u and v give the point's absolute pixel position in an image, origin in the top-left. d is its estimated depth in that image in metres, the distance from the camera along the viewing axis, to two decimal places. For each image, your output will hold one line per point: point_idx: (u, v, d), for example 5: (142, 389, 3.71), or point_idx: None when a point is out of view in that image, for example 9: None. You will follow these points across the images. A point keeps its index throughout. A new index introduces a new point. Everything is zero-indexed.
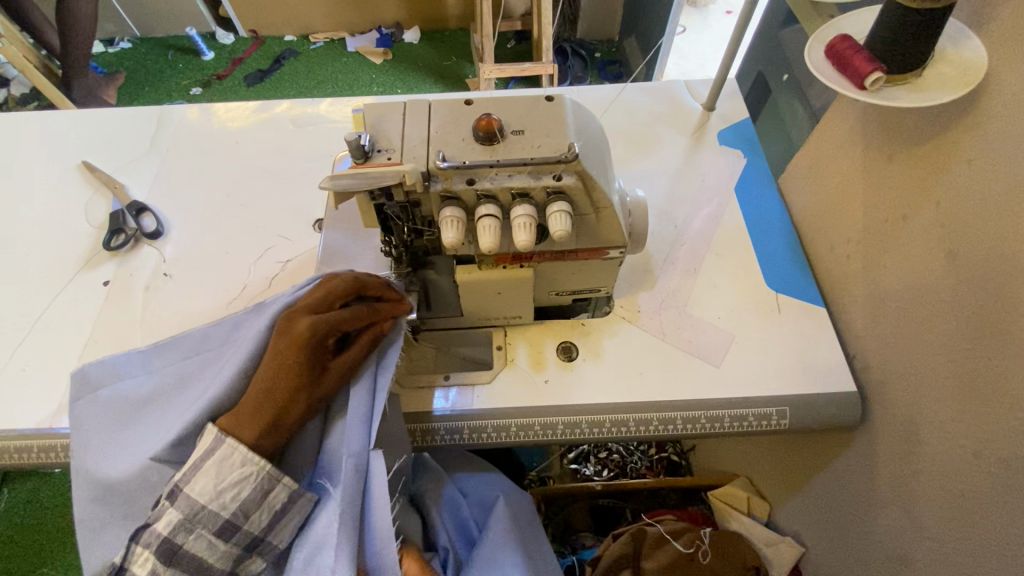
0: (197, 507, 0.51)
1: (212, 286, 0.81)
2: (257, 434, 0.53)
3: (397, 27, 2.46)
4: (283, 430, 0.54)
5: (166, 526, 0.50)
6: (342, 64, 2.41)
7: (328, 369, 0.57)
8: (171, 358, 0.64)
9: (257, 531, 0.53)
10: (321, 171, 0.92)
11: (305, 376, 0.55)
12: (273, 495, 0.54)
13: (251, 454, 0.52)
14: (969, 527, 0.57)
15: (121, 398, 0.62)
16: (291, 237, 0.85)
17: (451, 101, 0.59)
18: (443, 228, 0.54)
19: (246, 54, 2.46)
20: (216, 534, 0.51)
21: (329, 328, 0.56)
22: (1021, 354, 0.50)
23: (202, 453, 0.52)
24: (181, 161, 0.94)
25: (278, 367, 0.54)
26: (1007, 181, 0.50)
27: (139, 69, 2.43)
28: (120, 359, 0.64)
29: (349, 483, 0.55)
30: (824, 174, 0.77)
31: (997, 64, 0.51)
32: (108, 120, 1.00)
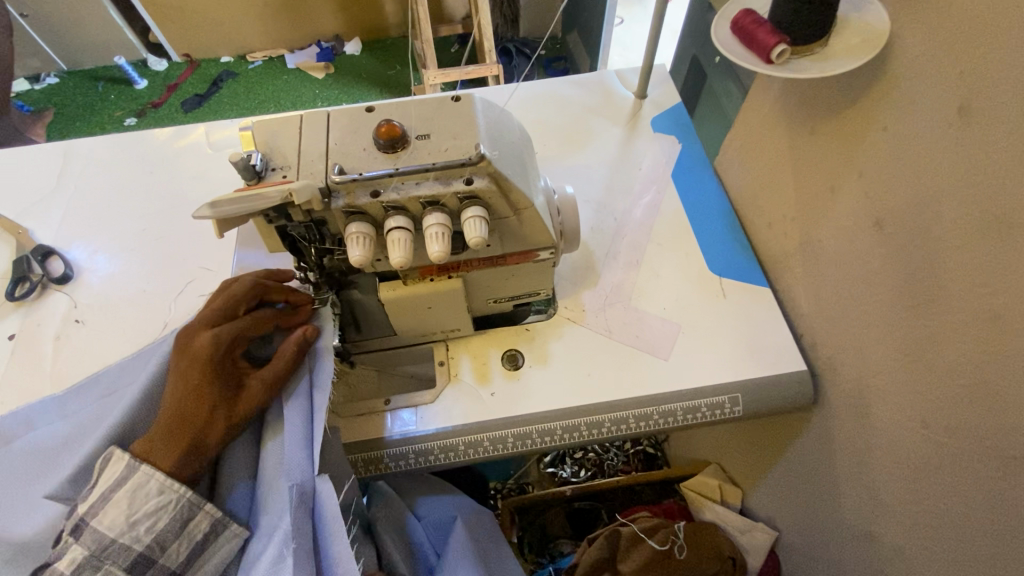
0: (106, 540, 0.46)
1: (131, 327, 0.75)
2: (172, 460, 0.49)
3: (335, 39, 2.40)
4: (201, 452, 0.50)
5: (71, 563, 0.45)
6: (281, 82, 2.34)
7: (244, 386, 0.53)
8: (89, 398, 0.58)
9: (174, 566, 0.48)
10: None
11: (213, 393, 0.51)
12: (194, 525, 0.49)
13: (169, 480, 0.48)
14: (925, 499, 0.56)
15: (33, 450, 0.56)
16: (214, 267, 0.80)
17: (351, 111, 0.55)
18: (350, 246, 0.50)
19: (179, 79, 2.37)
20: (128, 569, 0.46)
21: (228, 337, 0.53)
22: (954, 320, 0.49)
23: (111, 485, 0.47)
24: (92, 198, 0.88)
25: (183, 385, 0.51)
26: (920, 145, 0.49)
27: (67, 104, 2.32)
28: (35, 407, 0.58)
29: (295, 513, 0.50)
30: (755, 152, 0.75)
31: (899, 27, 0.50)
32: (10, 161, 0.93)
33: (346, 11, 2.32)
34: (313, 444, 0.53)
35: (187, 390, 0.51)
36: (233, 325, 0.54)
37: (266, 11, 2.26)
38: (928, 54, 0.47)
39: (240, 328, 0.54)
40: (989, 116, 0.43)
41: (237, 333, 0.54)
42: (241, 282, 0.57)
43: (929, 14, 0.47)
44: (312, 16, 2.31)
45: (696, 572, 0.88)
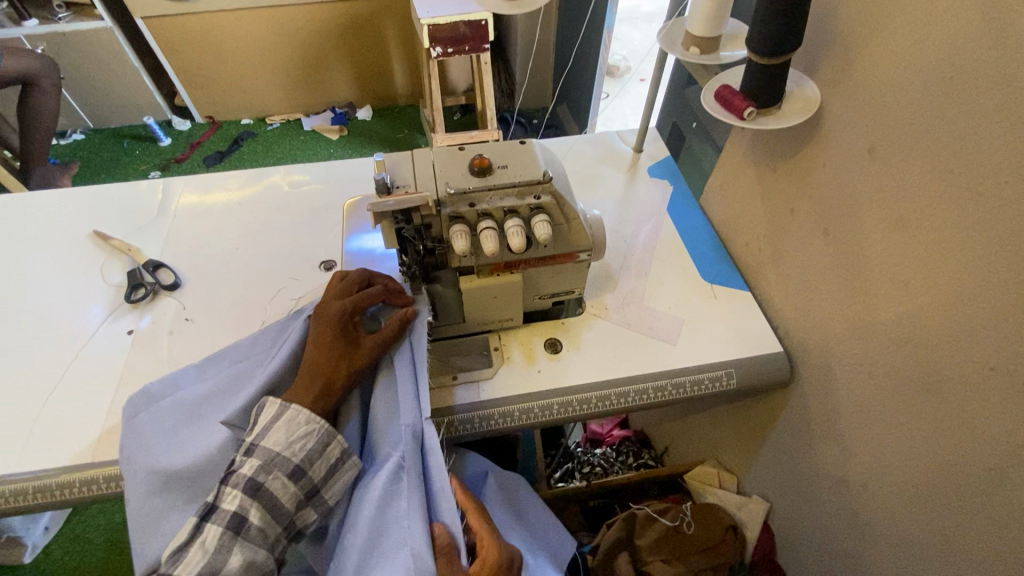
0: (274, 452, 0.59)
1: (233, 323, 0.90)
2: (312, 397, 0.64)
3: (351, 106, 2.68)
4: (332, 393, 0.65)
5: (248, 469, 0.58)
6: (301, 142, 2.58)
7: (361, 345, 0.69)
8: (222, 366, 0.77)
9: (316, 479, 0.62)
10: (320, 221, 1.05)
11: (341, 349, 0.67)
12: (331, 448, 0.64)
13: (313, 415, 0.63)
14: (878, 435, 0.74)
15: (180, 402, 0.74)
16: (300, 278, 0.96)
17: (447, 148, 0.75)
18: (453, 240, 0.69)
19: (204, 137, 2.59)
20: (289, 476, 0.60)
21: (350, 307, 0.70)
22: (881, 292, 0.70)
23: (270, 418, 0.61)
24: (189, 224, 1.05)
25: (318, 343, 0.67)
26: (847, 173, 0.72)
27: (96, 158, 2.50)
28: (177, 374, 0.77)
29: (410, 446, 0.66)
30: (732, 189, 0.99)
31: (827, 97, 0.74)
32: (114, 193, 1.10)
33: (363, 83, 2.62)
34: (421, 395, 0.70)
35: (322, 346, 0.67)
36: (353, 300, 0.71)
37: (291, 80, 2.54)
38: (846, 114, 0.71)
39: (358, 301, 0.71)
40: (886, 152, 0.66)
41: (356, 305, 0.71)
42: (355, 273, 0.75)
43: (844, 89, 0.71)
44: (331, 86, 2.60)
45: (704, 542, 1.02)
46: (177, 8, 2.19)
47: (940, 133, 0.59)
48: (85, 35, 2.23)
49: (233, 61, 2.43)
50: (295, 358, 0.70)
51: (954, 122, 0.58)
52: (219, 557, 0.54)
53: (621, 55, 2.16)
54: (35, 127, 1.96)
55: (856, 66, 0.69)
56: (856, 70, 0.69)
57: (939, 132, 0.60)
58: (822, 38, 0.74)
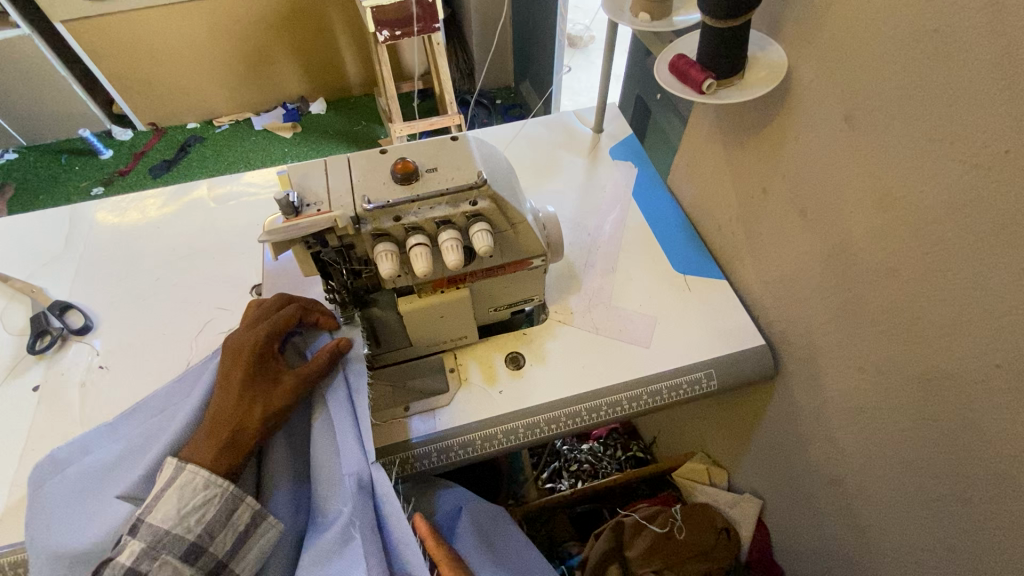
0: (160, 532, 0.50)
1: (154, 366, 0.80)
2: (214, 452, 0.54)
3: (302, 100, 2.52)
4: (238, 445, 0.55)
5: (127, 556, 0.49)
6: (251, 143, 2.42)
7: (280, 381, 0.59)
8: (139, 422, 0.66)
9: (221, 554, 0.53)
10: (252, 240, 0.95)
11: (253, 388, 0.57)
12: (238, 515, 0.54)
13: (214, 476, 0.53)
14: (874, 434, 0.67)
15: (91, 468, 0.63)
16: (229, 307, 0.86)
17: (367, 153, 0.65)
18: (379, 262, 0.59)
19: (147, 146, 2.42)
20: (181, 558, 0.51)
21: (264, 338, 0.60)
22: (870, 279, 0.62)
23: (162, 484, 0.52)
24: (102, 255, 0.94)
25: (225, 384, 0.57)
26: (822, 148, 0.64)
27: (31, 178, 2.32)
28: (88, 435, 0.66)
29: (358, 498, 0.58)
30: (699, 168, 0.90)
31: (795, 61, 0.65)
32: (17, 226, 0.98)
33: (312, 74, 2.46)
34: (364, 437, 0.61)
35: (229, 388, 0.57)
36: (269, 328, 0.61)
37: (233, 78, 2.37)
38: (818, 79, 0.62)
39: (275, 329, 0.61)
40: (866, 120, 0.57)
41: (273, 335, 0.61)
42: (274, 298, 0.66)
43: (814, 51, 0.62)
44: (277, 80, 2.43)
45: (696, 548, 0.97)
46: (96, 9, 2.00)
47: (927, 96, 0.51)
48: None
49: (166, 62, 2.25)
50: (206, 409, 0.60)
51: (942, 83, 0.49)
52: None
53: (581, 24, 2.03)
54: None
55: (826, 24, 0.59)
56: (826, 28, 0.60)
57: (926, 96, 0.51)
58: None
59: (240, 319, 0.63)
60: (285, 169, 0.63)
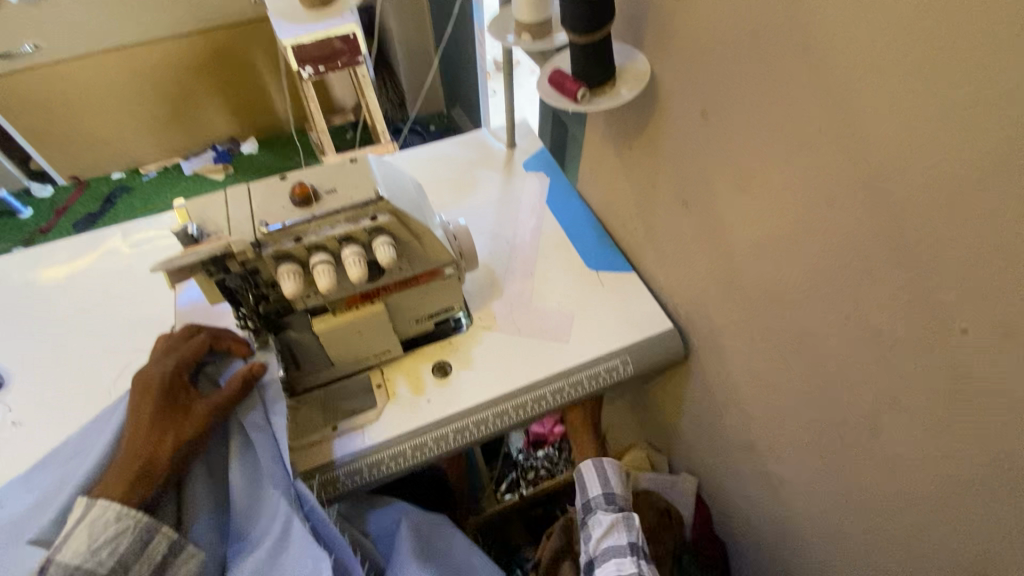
0: (71, 568, 0.51)
1: (70, 416, 0.78)
2: (125, 486, 0.54)
3: (232, 142, 2.50)
4: (151, 476, 0.55)
5: None
6: (181, 188, 2.37)
7: (192, 409, 0.60)
8: (49, 471, 0.64)
9: None
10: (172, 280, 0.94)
11: (163, 418, 0.57)
12: (154, 545, 0.55)
13: (126, 508, 0.53)
14: (770, 396, 0.74)
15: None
16: (149, 348, 0.85)
17: (268, 181, 0.67)
18: (283, 283, 0.61)
19: (70, 201, 2.33)
20: None
21: (174, 368, 0.61)
22: (744, 255, 0.69)
23: (73, 522, 0.52)
24: (10, 310, 0.91)
25: (135, 417, 0.57)
26: (690, 142, 0.71)
27: None
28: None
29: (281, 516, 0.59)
30: (601, 172, 0.97)
31: (657, 68, 0.72)
32: None
33: (240, 115, 2.45)
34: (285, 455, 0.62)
35: (138, 420, 0.57)
36: (178, 359, 0.62)
37: (156, 125, 2.33)
38: (677, 82, 0.70)
39: (185, 359, 0.62)
40: (718, 114, 0.65)
41: (183, 365, 0.61)
42: (184, 329, 0.66)
43: (670, 58, 0.69)
44: (204, 124, 2.40)
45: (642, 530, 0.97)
46: None
47: (756, 89, 0.58)
48: None
49: (82, 114, 2.20)
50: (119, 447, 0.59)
51: (764, 77, 0.57)
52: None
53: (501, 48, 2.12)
54: None
55: (675, 33, 0.67)
56: (675, 37, 0.67)
57: (755, 89, 0.58)
58: (643, 8, 0.72)
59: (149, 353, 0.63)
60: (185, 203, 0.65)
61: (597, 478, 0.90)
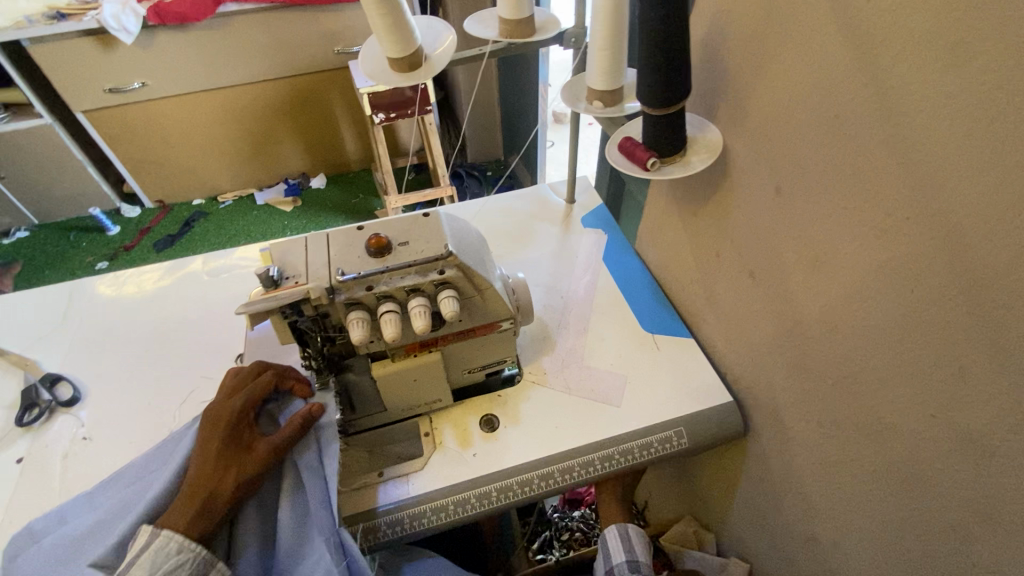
0: None
1: (137, 435, 0.82)
2: (188, 519, 0.56)
3: (303, 176, 2.67)
4: (211, 511, 0.57)
5: None
6: (252, 217, 2.54)
7: (254, 447, 0.62)
8: (113, 492, 0.67)
9: None
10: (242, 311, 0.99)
11: (228, 455, 0.59)
12: None
13: (187, 541, 0.55)
14: (841, 489, 0.68)
15: (63, 538, 0.64)
16: (214, 375, 0.89)
17: (345, 229, 0.71)
18: (351, 329, 0.63)
19: (153, 222, 2.53)
20: None
21: (241, 405, 0.63)
22: (818, 335, 0.65)
23: (136, 551, 0.54)
24: (97, 327, 0.98)
25: (201, 451, 0.60)
26: (761, 215, 0.70)
27: (38, 254, 2.41)
28: (65, 506, 0.68)
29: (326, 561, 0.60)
30: (662, 234, 0.96)
31: (731, 140, 0.72)
32: (19, 302, 1.03)
33: (313, 152, 2.62)
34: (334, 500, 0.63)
35: (204, 454, 0.59)
36: (246, 395, 0.64)
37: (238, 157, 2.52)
38: (751, 155, 0.69)
39: (252, 396, 0.64)
40: (795, 191, 0.63)
41: (249, 401, 0.64)
42: (252, 364, 0.69)
43: (745, 132, 0.69)
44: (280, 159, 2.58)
45: None
46: (115, 99, 2.17)
47: (839, 171, 0.57)
48: (20, 134, 2.19)
49: (175, 145, 2.41)
50: (181, 477, 0.61)
51: (849, 161, 0.55)
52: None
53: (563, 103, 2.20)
54: None
55: (752, 109, 0.67)
56: (752, 112, 0.67)
57: (838, 171, 0.57)
58: (718, 82, 0.73)
59: (218, 387, 0.66)
60: (268, 246, 0.69)
61: (619, 543, 0.86)
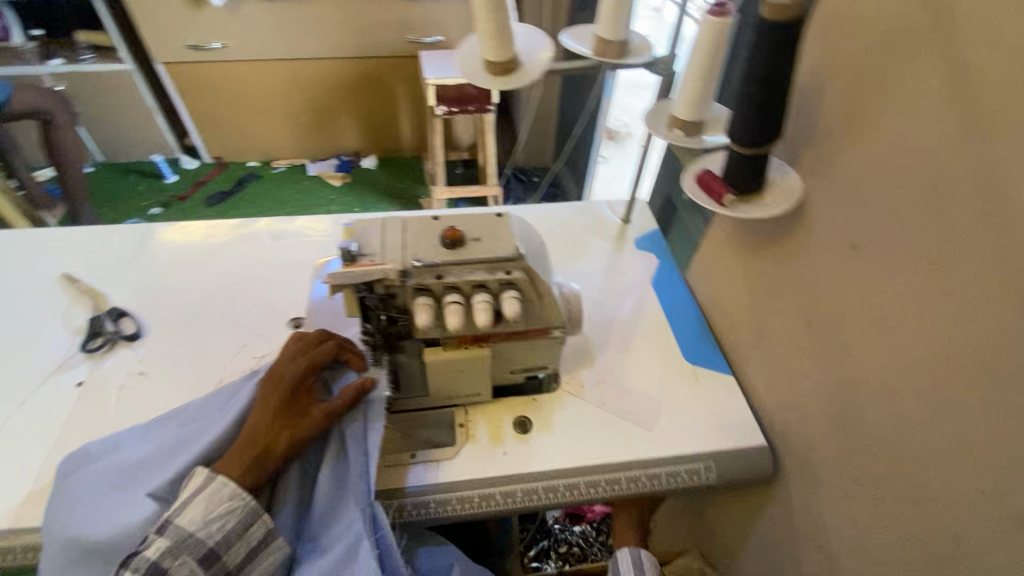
0: (185, 534, 0.54)
1: (189, 378, 0.86)
2: (243, 468, 0.59)
3: (356, 154, 2.73)
4: (266, 464, 0.60)
5: (153, 552, 0.53)
6: (303, 186, 2.61)
7: (310, 411, 0.65)
8: (167, 429, 0.71)
9: (231, 566, 0.56)
10: (296, 277, 1.03)
11: (287, 414, 0.63)
12: (253, 529, 0.58)
13: (240, 489, 0.58)
14: (868, 552, 0.68)
15: (118, 464, 0.68)
16: (266, 334, 0.93)
17: (421, 216, 0.73)
18: (416, 312, 0.66)
19: (209, 177, 2.62)
20: (198, 562, 0.54)
21: (302, 369, 0.66)
22: (871, 394, 0.65)
23: (193, 490, 0.57)
24: (162, 271, 1.03)
25: (263, 406, 0.63)
26: (830, 265, 0.70)
27: (98, 191, 2.52)
28: (121, 435, 0.72)
29: (360, 529, 0.62)
30: (717, 269, 0.97)
31: (810, 187, 0.73)
32: (95, 235, 1.08)
33: (369, 133, 2.68)
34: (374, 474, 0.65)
35: (265, 410, 0.62)
36: (308, 360, 0.67)
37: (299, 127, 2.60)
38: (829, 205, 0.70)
39: (314, 362, 0.67)
40: (872, 248, 0.63)
41: (310, 367, 0.67)
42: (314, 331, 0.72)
43: (827, 182, 0.70)
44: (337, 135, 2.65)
45: None
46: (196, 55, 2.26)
47: (924, 236, 0.57)
48: (102, 75, 2.29)
49: (243, 107, 2.49)
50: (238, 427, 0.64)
51: (937, 228, 0.55)
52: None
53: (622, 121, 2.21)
54: None
55: (839, 160, 0.68)
56: (838, 164, 0.68)
57: (923, 236, 0.57)
58: (806, 129, 0.74)
59: (282, 348, 0.69)
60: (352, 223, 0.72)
61: (630, 564, 0.86)
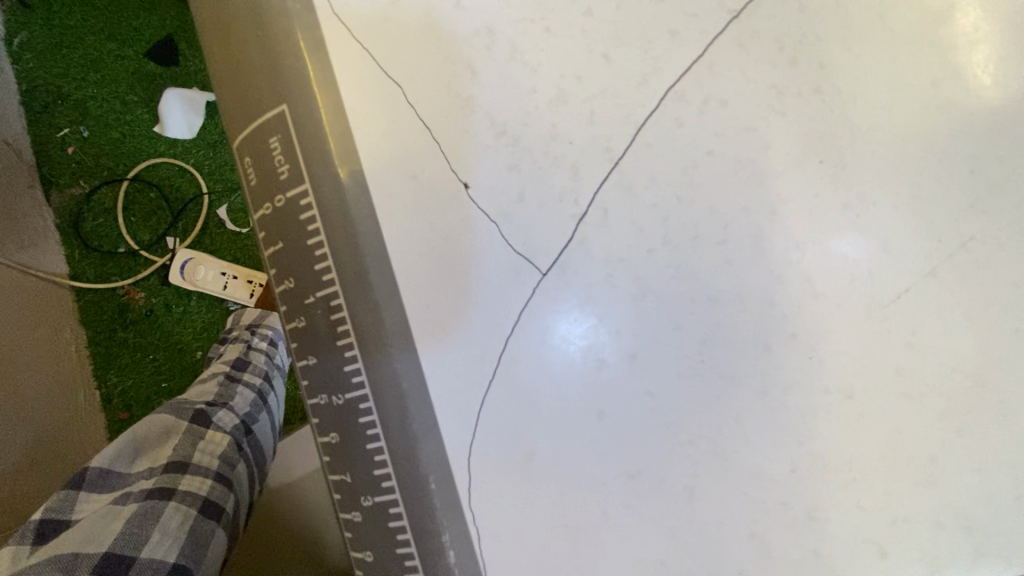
0: (352, 417, 0.31)
1: (582, 461, 0.32)
2: (289, 296, 0.32)
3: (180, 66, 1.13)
4: (327, 363, 0.32)
5: (336, 414, 0.32)
6: (146, 92, 1.12)
7: (302, 294, 0.32)
8: (503, 430, 0.32)
9: (367, 537, 0.32)
10: (685, 525, 0.33)
11: (294, 275, 0.32)
12: (355, 517, 0.32)
13: (327, 386, 0.32)
14: None
15: (481, 464, 0.32)
16: (590, 483, 0.32)
17: None
18: (284, 243, 0.32)
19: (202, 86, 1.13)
20: (352, 456, 0.32)
21: (337, 130, 0.32)
22: None
23: (359, 474, 0.32)
24: (572, 483, 0.32)
25: (295, 302, 0.32)
26: None
27: (48, 51, 1.11)
28: (499, 389, 0.32)
29: (431, 529, 0.31)
30: None
31: None
32: (454, 328, 0.32)
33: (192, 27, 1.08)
34: (493, 472, 0.32)
35: (309, 285, 0.32)
36: (358, 68, 0.33)
37: None
38: None
39: (317, 123, 0.31)
40: None
41: (317, 123, 0.31)
42: None
43: None
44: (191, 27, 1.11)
45: None
46: None
47: None
48: None
49: None
50: (337, 458, 0.32)
51: None
52: (157, 542, 0.58)
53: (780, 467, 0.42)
54: (527, 464, 0.32)
55: None
56: None
57: None
58: None
59: (386, 14, 0.33)
60: (893, 457, 0.33)
61: None
